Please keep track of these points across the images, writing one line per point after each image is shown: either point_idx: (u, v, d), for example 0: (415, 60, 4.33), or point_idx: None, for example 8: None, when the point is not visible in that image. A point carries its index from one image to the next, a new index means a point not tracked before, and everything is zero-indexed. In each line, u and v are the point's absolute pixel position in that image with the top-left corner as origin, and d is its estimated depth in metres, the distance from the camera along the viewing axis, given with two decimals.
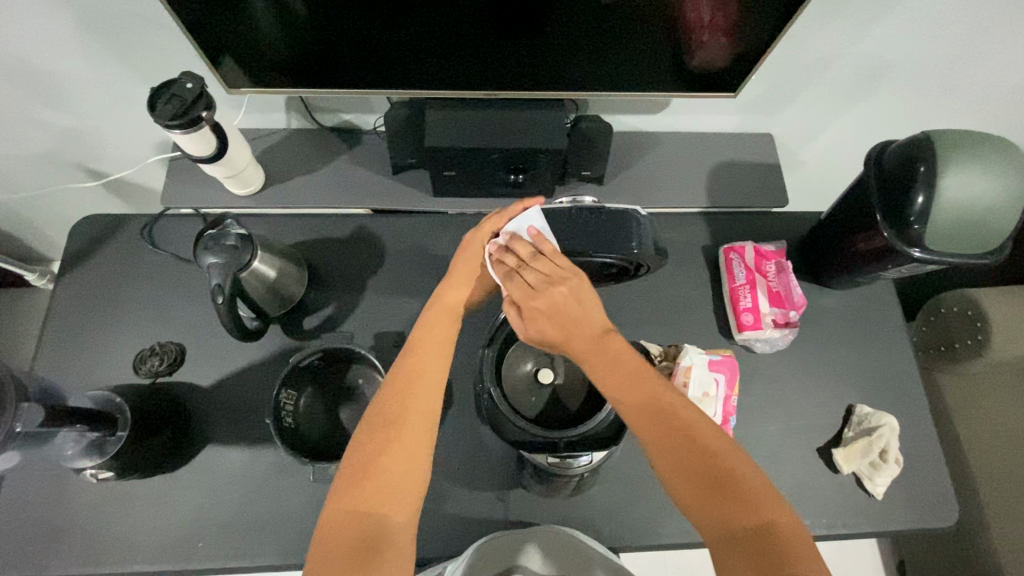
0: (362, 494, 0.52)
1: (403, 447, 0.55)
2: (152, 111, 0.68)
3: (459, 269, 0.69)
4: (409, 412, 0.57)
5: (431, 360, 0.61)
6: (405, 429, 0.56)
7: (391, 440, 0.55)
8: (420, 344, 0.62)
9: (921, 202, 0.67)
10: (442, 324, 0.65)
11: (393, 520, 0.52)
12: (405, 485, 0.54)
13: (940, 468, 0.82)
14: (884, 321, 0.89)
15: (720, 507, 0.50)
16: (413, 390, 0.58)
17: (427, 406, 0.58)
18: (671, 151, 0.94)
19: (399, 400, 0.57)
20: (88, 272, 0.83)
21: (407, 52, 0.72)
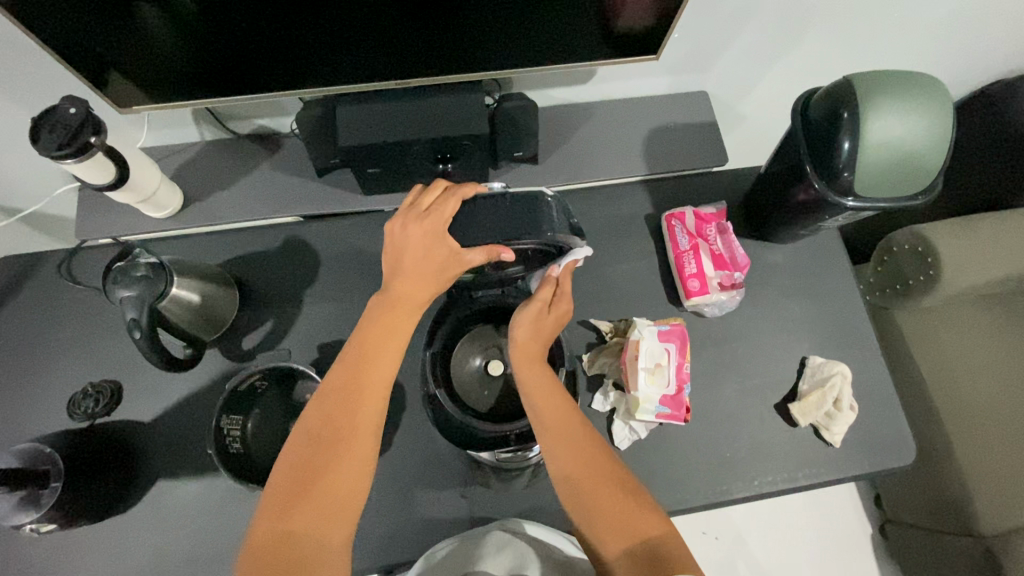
0: (297, 515, 0.50)
1: (345, 463, 0.53)
2: (35, 142, 0.63)
3: (405, 268, 0.62)
4: (350, 426, 0.55)
5: (378, 366, 0.59)
6: (345, 444, 0.54)
7: (330, 457, 0.53)
8: (365, 347, 0.60)
9: (847, 148, 0.65)
10: (393, 323, 0.61)
11: (327, 543, 0.50)
12: (344, 501, 0.52)
13: (894, 407, 0.83)
14: (831, 269, 0.88)
15: (629, 523, 0.54)
16: (357, 402, 0.56)
17: (370, 421, 0.56)
18: (604, 120, 0.91)
19: (344, 409, 0.55)
20: (10, 317, 0.79)
21: (305, 47, 0.68)
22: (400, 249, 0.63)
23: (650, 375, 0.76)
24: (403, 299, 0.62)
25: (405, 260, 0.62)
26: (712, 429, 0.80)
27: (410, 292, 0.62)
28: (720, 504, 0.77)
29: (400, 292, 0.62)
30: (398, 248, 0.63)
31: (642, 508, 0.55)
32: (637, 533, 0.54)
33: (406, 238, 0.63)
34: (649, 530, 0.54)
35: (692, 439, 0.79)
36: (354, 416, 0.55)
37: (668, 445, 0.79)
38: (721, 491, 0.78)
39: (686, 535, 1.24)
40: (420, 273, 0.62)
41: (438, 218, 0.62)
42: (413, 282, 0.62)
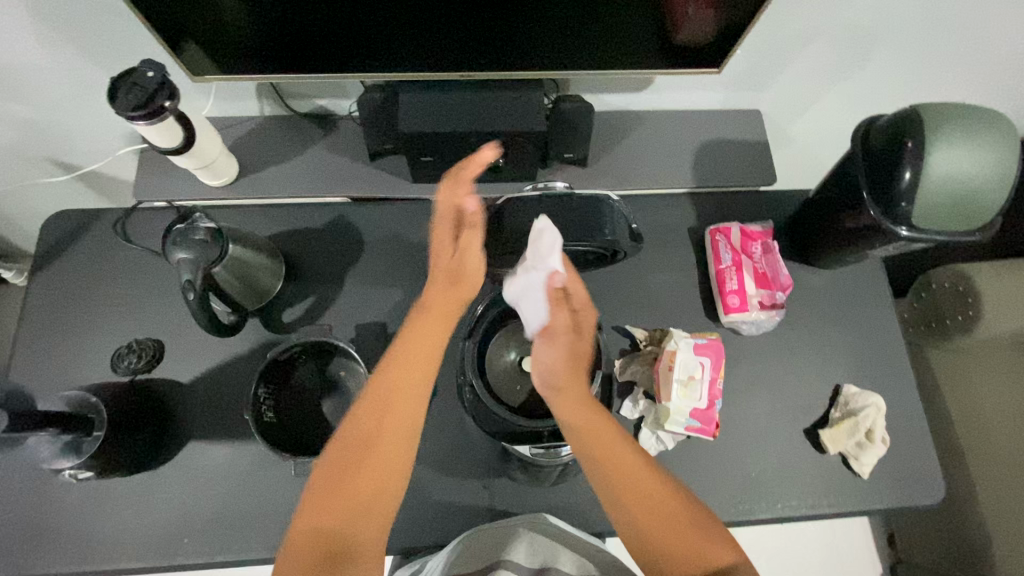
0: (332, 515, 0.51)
1: (378, 467, 0.53)
2: (112, 101, 0.66)
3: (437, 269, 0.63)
4: (384, 435, 0.54)
5: (415, 372, 0.57)
6: (377, 450, 0.53)
7: (362, 461, 0.53)
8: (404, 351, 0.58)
9: (908, 178, 0.65)
10: (428, 332, 0.60)
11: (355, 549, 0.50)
12: (376, 506, 0.52)
13: (925, 444, 0.82)
14: (872, 299, 0.88)
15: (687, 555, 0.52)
16: (393, 405, 0.55)
17: (405, 426, 0.55)
18: (656, 130, 0.91)
19: (380, 415, 0.55)
20: (63, 269, 0.82)
21: (376, 33, 0.69)
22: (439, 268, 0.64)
23: (683, 387, 0.76)
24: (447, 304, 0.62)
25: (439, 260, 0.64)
26: (740, 448, 0.79)
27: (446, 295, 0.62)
28: (741, 522, 0.77)
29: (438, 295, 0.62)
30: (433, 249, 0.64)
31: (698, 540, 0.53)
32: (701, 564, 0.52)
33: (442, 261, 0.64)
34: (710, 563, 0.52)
35: (717, 455, 0.79)
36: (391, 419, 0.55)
37: (693, 458, 0.78)
38: (743, 510, 0.77)
39: None
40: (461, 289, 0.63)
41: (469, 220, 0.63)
42: (448, 282, 0.62)
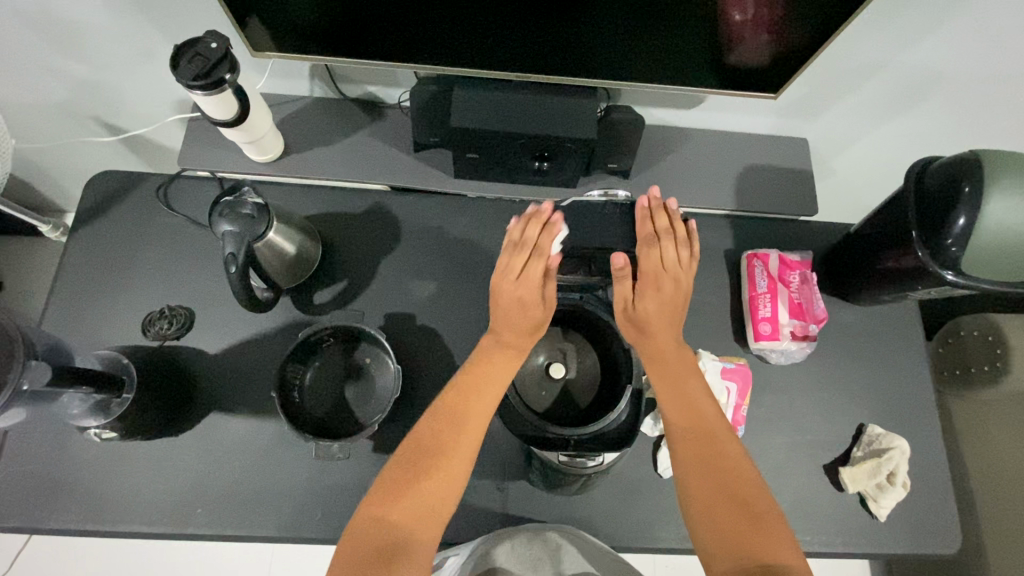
0: (397, 509, 0.58)
1: (438, 479, 0.60)
2: (173, 69, 0.66)
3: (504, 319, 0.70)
4: (446, 444, 0.62)
5: (481, 399, 0.65)
6: (424, 488, 0.59)
7: (428, 469, 0.60)
8: (467, 379, 0.67)
9: (962, 224, 0.64)
10: (476, 405, 0.65)
11: (416, 538, 0.57)
12: (434, 506, 0.59)
13: (945, 494, 0.80)
14: (903, 342, 0.87)
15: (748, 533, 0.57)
16: (458, 432, 0.63)
17: (462, 447, 0.63)
18: (701, 149, 0.91)
19: (447, 430, 0.63)
20: (103, 228, 0.82)
21: (437, 29, 0.69)
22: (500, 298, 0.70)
23: None
24: (492, 369, 0.67)
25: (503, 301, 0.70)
26: None
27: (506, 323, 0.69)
28: None
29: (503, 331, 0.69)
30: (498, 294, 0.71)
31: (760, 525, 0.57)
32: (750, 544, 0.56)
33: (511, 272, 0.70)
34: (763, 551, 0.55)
35: None
36: (450, 438, 0.63)
37: None
38: None
39: None
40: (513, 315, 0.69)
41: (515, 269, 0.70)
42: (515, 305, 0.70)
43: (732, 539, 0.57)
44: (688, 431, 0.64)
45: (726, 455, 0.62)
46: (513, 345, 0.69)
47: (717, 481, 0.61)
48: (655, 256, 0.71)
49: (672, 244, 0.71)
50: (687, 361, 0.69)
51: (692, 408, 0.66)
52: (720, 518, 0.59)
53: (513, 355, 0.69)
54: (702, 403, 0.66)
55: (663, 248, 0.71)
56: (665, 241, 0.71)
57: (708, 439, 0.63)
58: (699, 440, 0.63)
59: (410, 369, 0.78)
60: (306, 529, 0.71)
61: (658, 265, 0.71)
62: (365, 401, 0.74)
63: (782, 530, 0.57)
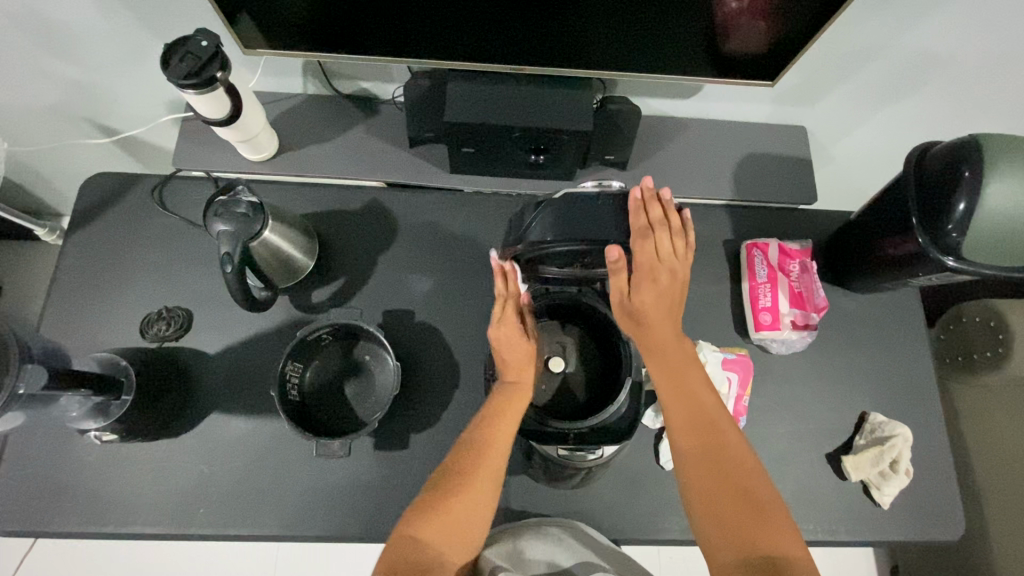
0: (431, 532, 0.59)
1: (469, 507, 0.62)
2: (164, 68, 0.66)
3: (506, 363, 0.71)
4: (475, 472, 0.64)
5: (507, 429, 0.66)
6: (454, 515, 0.61)
7: (458, 495, 0.62)
8: (495, 409, 0.68)
9: (962, 209, 0.63)
10: (503, 434, 0.66)
11: (450, 562, 0.59)
12: (465, 532, 0.61)
13: (948, 480, 0.80)
14: (905, 328, 0.86)
15: (751, 526, 0.57)
16: (486, 460, 0.65)
17: (489, 474, 0.64)
18: (699, 139, 0.90)
19: (475, 458, 0.65)
20: (99, 230, 0.82)
21: (430, 22, 0.69)
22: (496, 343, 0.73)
23: None
24: (508, 406, 0.67)
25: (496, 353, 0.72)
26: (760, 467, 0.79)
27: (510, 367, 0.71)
28: None
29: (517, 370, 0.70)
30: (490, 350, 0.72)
31: (763, 516, 0.58)
32: (752, 538, 0.56)
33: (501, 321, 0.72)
34: (767, 543, 0.56)
35: None
36: (479, 467, 0.64)
37: None
38: None
39: None
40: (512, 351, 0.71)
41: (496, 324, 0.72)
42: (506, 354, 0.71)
43: (738, 536, 0.57)
44: (689, 427, 0.64)
45: (726, 444, 0.62)
46: (521, 381, 0.70)
47: (718, 469, 0.61)
48: (651, 248, 0.68)
49: (666, 232, 0.69)
50: (686, 352, 0.69)
51: (693, 404, 0.65)
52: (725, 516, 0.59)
53: (524, 392, 0.69)
54: (703, 398, 0.66)
55: (658, 238, 0.69)
56: (659, 231, 0.69)
57: (708, 428, 0.63)
58: (701, 436, 0.63)
59: (409, 366, 0.78)
60: (309, 527, 0.71)
61: (655, 258, 0.69)
62: (365, 398, 0.74)
63: (785, 522, 0.57)
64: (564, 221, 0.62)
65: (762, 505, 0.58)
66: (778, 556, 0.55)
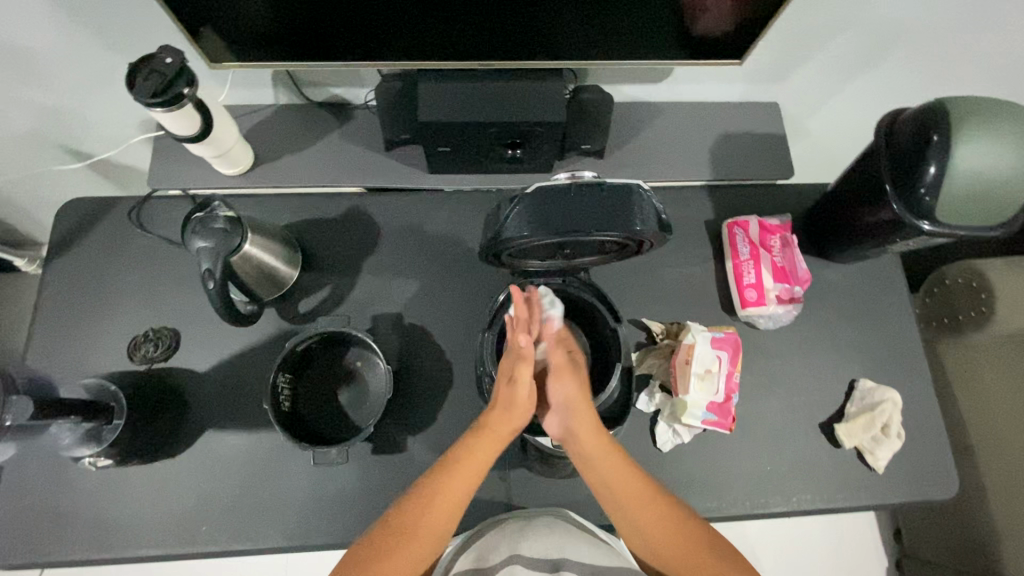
0: None
1: (404, 559, 0.59)
2: (130, 88, 0.65)
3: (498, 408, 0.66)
4: (420, 524, 0.61)
5: (463, 481, 0.63)
6: (390, 566, 0.59)
7: (397, 546, 0.59)
8: (456, 460, 0.64)
9: (933, 173, 0.64)
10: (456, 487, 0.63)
11: None
12: None
13: (940, 440, 0.82)
14: (888, 295, 0.87)
15: None
16: (431, 510, 0.61)
17: (429, 534, 0.61)
18: (674, 123, 0.90)
19: (424, 509, 0.61)
20: (79, 256, 0.81)
21: (397, 24, 0.68)
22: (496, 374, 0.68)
23: (700, 380, 0.76)
24: (469, 460, 0.64)
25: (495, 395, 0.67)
26: (756, 442, 0.80)
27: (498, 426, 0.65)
28: (755, 516, 0.77)
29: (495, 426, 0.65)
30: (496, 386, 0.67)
31: None
32: None
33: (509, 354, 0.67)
34: None
35: (733, 449, 0.79)
36: (424, 518, 0.61)
37: (710, 451, 0.79)
38: (758, 504, 0.77)
39: None
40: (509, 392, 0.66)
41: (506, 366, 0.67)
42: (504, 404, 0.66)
43: None
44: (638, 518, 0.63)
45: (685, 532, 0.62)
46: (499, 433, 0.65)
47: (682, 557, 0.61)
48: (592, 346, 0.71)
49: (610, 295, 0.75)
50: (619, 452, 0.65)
51: (631, 497, 0.63)
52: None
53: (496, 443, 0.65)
54: (637, 487, 0.63)
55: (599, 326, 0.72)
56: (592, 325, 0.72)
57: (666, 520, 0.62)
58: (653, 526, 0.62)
59: (401, 369, 0.78)
60: (314, 536, 0.71)
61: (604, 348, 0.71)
62: (359, 405, 0.74)
63: None
64: (535, 219, 0.61)
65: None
66: None
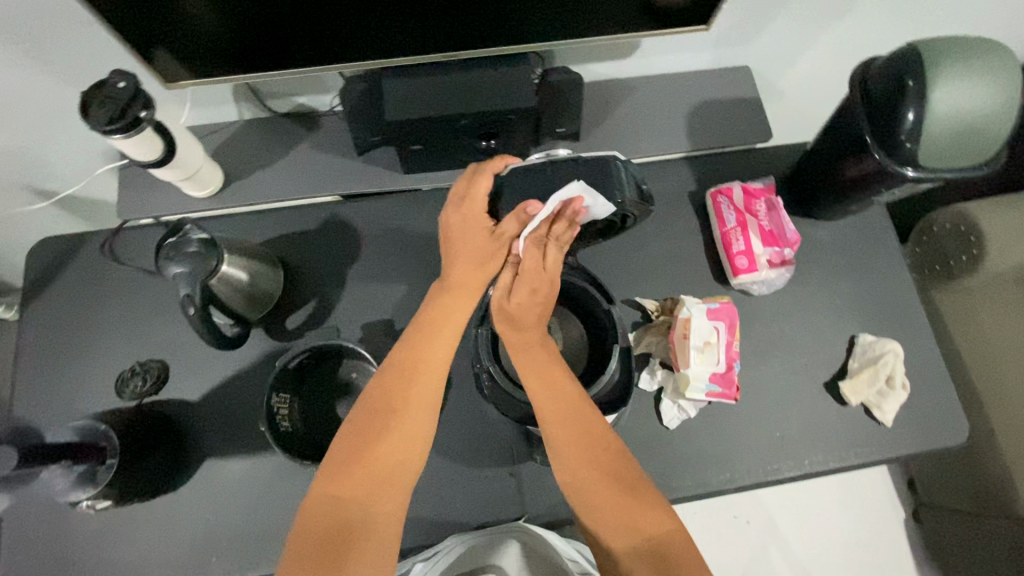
0: (352, 477, 0.55)
1: (392, 438, 0.58)
2: (85, 117, 0.63)
3: (458, 257, 0.66)
4: (404, 404, 0.60)
5: (437, 346, 0.63)
6: (374, 449, 0.57)
7: (385, 428, 0.58)
8: (427, 328, 0.64)
9: (911, 118, 0.63)
10: (434, 354, 0.63)
11: (379, 509, 0.55)
12: (393, 467, 0.57)
13: (944, 387, 0.82)
14: (878, 247, 0.87)
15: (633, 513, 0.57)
16: (408, 384, 0.61)
17: (421, 404, 0.60)
18: (646, 97, 0.89)
19: (401, 384, 0.60)
20: (55, 297, 0.79)
21: (355, 23, 0.67)
22: (449, 232, 0.67)
23: (700, 353, 0.75)
24: (442, 321, 0.65)
25: (450, 244, 0.67)
26: (762, 409, 0.79)
27: (465, 278, 0.67)
28: (769, 483, 0.77)
29: (458, 281, 0.67)
30: (449, 234, 0.67)
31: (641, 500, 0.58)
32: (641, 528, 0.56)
33: (472, 206, 0.65)
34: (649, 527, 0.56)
35: (740, 419, 0.78)
36: (404, 391, 0.60)
37: (718, 423, 0.78)
38: (771, 470, 0.77)
39: (717, 518, 1.22)
40: (474, 247, 0.66)
41: (473, 204, 0.65)
42: (470, 259, 0.66)
43: (625, 518, 0.57)
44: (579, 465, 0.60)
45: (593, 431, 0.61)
46: (460, 283, 0.66)
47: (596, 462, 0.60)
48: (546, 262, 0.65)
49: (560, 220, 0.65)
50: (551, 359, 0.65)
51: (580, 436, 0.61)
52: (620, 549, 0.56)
53: (460, 295, 0.66)
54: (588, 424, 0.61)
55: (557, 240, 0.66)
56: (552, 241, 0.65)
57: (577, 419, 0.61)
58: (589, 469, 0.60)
59: None
60: None
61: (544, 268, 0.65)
62: None
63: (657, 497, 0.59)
64: (522, 196, 0.64)
65: (641, 489, 0.59)
66: (663, 542, 0.55)
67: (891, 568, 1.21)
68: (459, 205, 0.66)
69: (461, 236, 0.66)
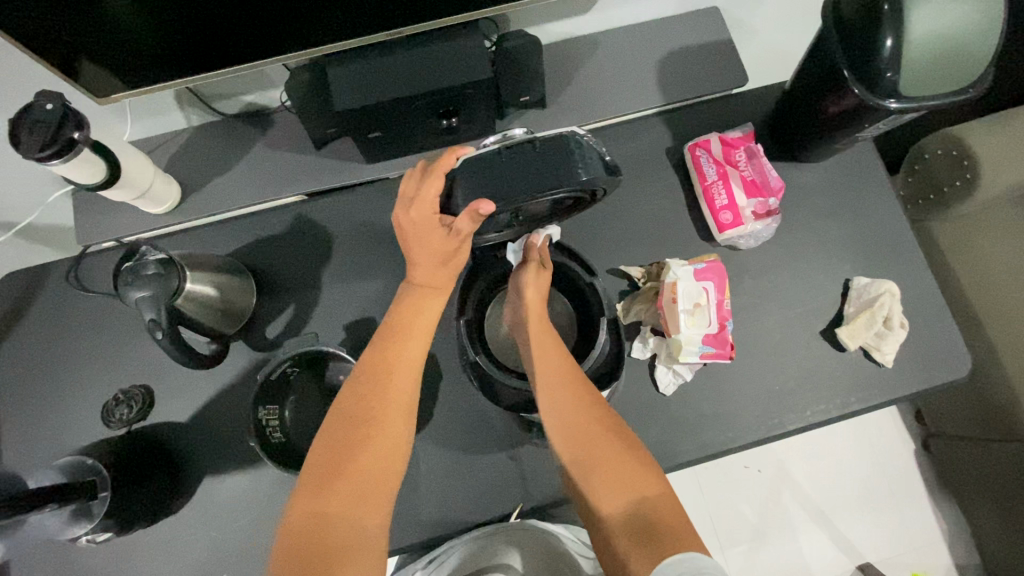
0: (333, 495, 0.53)
1: (373, 448, 0.56)
2: (15, 144, 0.59)
3: (419, 256, 0.63)
4: (380, 410, 0.58)
5: (409, 345, 0.62)
6: (355, 462, 0.55)
7: (362, 440, 0.56)
8: (396, 330, 0.62)
9: (890, 45, 0.59)
10: (407, 356, 0.61)
11: (364, 524, 0.53)
12: (374, 479, 0.56)
13: (944, 322, 0.79)
14: (867, 185, 0.84)
15: (620, 477, 0.56)
16: (384, 389, 0.59)
17: (399, 409, 0.59)
18: (612, 54, 0.84)
19: (375, 392, 0.58)
20: (27, 333, 0.77)
21: (288, 11, 0.62)
22: (405, 229, 0.62)
23: (690, 316, 0.72)
24: (411, 325, 0.63)
25: (409, 242, 0.63)
26: (760, 363, 0.77)
27: (428, 278, 0.64)
28: (772, 438, 0.76)
29: (424, 281, 0.64)
30: (403, 231, 0.63)
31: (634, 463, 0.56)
32: (630, 492, 0.54)
33: (426, 201, 0.60)
34: (642, 489, 0.54)
35: (738, 377, 0.77)
36: (378, 399, 0.58)
37: (715, 384, 0.76)
38: (773, 425, 0.76)
39: (727, 470, 1.23)
40: (434, 245, 0.62)
41: (424, 205, 0.60)
42: (431, 258, 0.63)
43: (614, 482, 0.55)
44: (569, 423, 0.60)
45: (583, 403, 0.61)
46: (430, 281, 0.64)
47: (582, 432, 0.59)
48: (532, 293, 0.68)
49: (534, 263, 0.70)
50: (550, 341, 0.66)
51: (563, 396, 0.61)
52: (613, 514, 0.54)
53: (431, 295, 0.64)
54: (582, 391, 0.62)
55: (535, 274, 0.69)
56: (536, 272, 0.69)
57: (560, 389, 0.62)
58: (581, 428, 0.60)
59: None
60: None
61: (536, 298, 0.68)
62: None
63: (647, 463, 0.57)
64: (476, 190, 0.57)
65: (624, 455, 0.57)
66: (653, 504, 0.53)
67: (904, 501, 1.21)
68: (410, 202, 0.62)
69: (420, 235, 0.61)
